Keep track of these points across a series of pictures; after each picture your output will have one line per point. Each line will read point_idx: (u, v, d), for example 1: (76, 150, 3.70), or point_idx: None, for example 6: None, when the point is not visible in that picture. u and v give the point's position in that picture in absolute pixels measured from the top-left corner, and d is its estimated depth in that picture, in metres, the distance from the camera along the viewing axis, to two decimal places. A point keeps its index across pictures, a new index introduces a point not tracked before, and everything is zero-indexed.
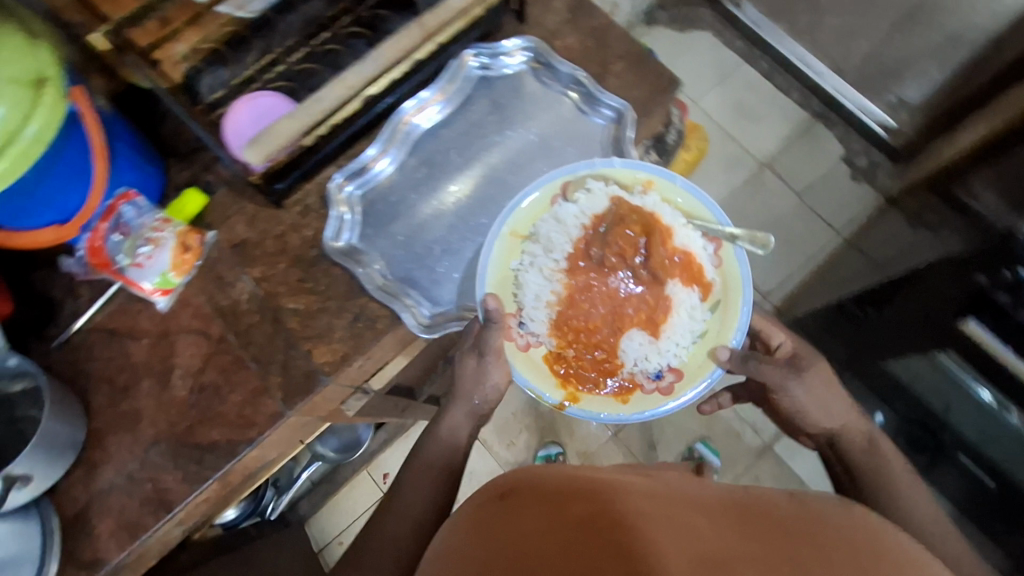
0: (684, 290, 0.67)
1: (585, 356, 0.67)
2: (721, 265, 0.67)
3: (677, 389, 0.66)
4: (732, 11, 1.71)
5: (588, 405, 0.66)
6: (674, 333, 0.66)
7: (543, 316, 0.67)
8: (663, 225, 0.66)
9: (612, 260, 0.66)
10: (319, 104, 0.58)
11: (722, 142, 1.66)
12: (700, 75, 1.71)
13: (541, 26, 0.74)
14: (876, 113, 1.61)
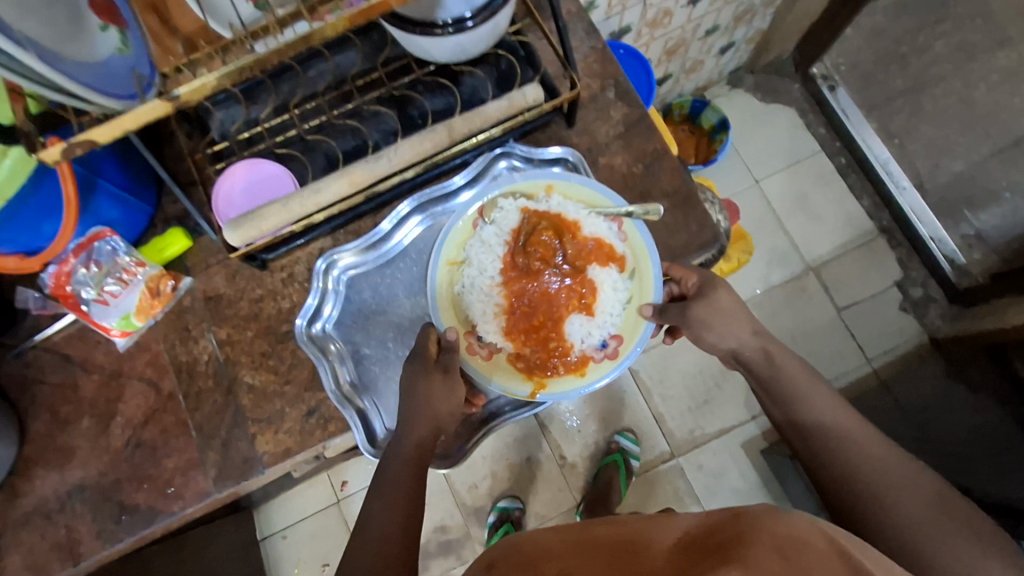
0: (602, 271, 0.62)
1: (537, 355, 0.61)
2: (627, 238, 0.61)
3: (623, 351, 0.61)
4: (825, 93, 1.56)
5: (557, 387, 0.60)
6: (604, 305, 0.61)
7: (494, 325, 0.61)
8: (568, 220, 0.62)
9: (537, 265, 0.62)
10: (317, 196, 0.55)
11: (774, 232, 1.53)
12: (772, 152, 1.58)
13: (590, 134, 0.66)
14: (948, 245, 1.47)
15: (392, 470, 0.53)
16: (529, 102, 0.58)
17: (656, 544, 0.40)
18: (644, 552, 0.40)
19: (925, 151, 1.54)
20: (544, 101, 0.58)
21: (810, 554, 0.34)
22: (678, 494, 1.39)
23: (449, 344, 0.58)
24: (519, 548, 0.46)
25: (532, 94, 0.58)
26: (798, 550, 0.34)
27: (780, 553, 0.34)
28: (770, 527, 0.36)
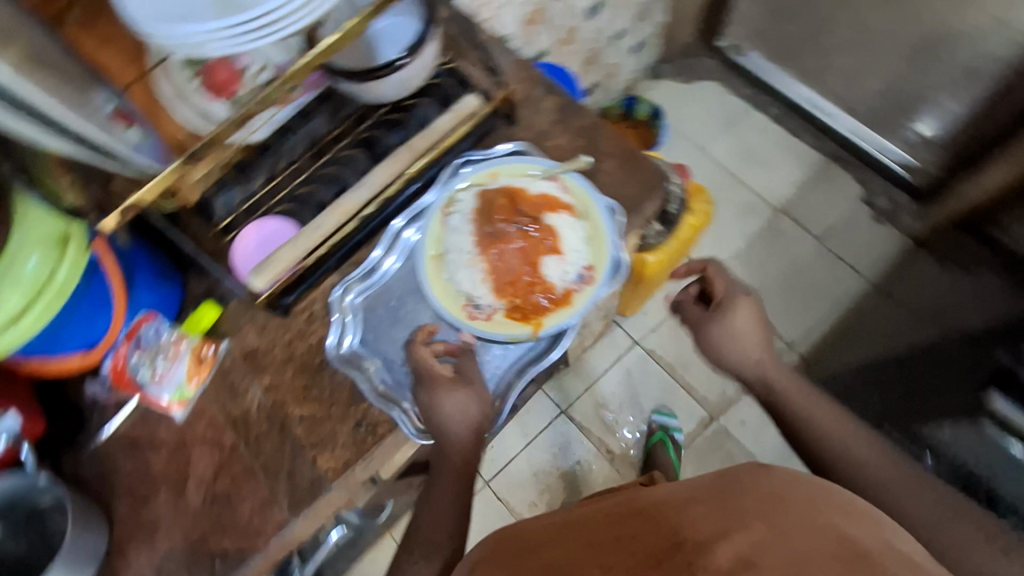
0: (557, 218, 0.70)
1: (529, 300, 0.69)
2: (568, 189, 0.71)
3: (598, 274, 0.68)
4: (736, 59, 1.70)
5: (553, 321, 0.68)
6: (569, 244, 0.69)
7: (484, 289, 0.69)
8: (515, 190, 0.71)
9: (505, 229, 0.70)
10: (318, 230, 0.64)
11: (730, 188, 1.62)
12: (709, 120, 1.69)
13: (531, 126, 0.76)
14: (895, 152, 1.57)
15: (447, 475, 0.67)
16: (472, 108, 0.70)
17: (645, 532, 0.50)
18: (633, 536, 0.50)
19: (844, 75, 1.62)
20: (484, 106, 0.71)
21: (780, 513, 0.47)
22: (728, 455, 1.41)
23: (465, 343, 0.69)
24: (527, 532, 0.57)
25: (473, 101, 0.70)
26: (771, 511, 0.48)
27: (756, 517, 0.47)
28: (748, 493, 0.50)
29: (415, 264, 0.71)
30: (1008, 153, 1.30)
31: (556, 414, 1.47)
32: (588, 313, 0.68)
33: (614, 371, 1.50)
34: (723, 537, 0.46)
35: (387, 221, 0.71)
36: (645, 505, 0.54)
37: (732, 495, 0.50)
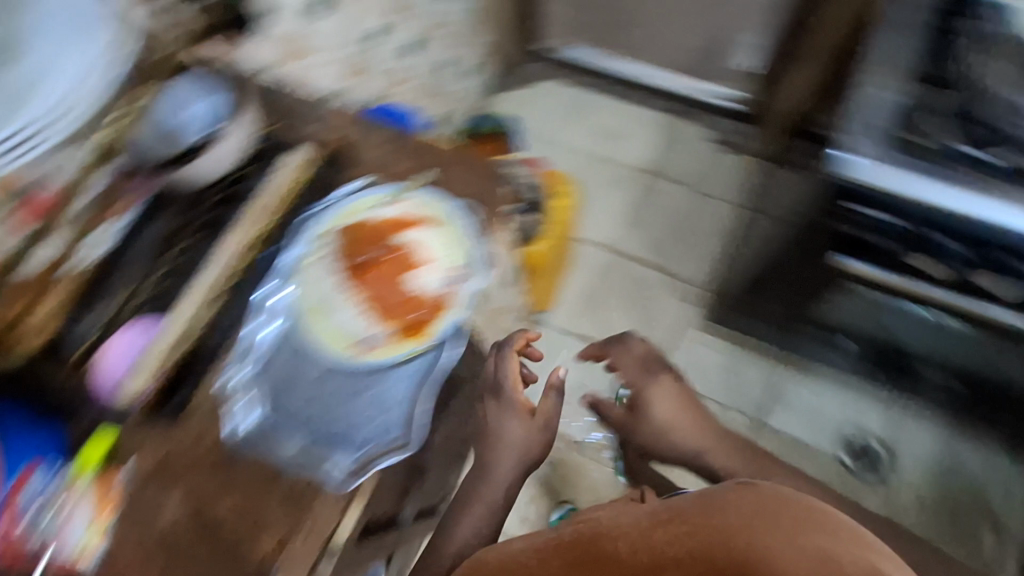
0: (414, 232, 0.73)
1: (413, 317, 0.69)
2: (417, 204, 0.74)
3: (468, 270, 0.71)
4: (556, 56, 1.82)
5: (439, 325, 0.68)
6: (432, 252, 0.72)
7: (364, 320, 0.69)
8: (368, 221, 0.73)
9: (369, 259, 0.72)
10: (182, 313, 0.68)
11: (597, 166, 1.72)
12: (557, 114, 1.79)
13: (372, 159, 0.78)
14: (721, 92, 1.73)
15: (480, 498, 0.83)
16: (302, 160, 0.76)
17: (614, 549, 0.52)
18: (600, 552, 0.53)
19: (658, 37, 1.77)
20: (313, 154, 0.77)
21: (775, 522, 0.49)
22: None
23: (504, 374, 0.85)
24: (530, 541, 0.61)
25: (300, 153, 0.76)
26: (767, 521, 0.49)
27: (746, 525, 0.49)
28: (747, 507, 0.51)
29: (294, 322, 0.70)
30: (799, 67, 1.48)
31: None
32: (469, 308, 0.70)
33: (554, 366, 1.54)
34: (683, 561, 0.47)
35: (247, 295, 0.70)
36: (620, 528, 0.55)
37: (705, 517, 0.51)
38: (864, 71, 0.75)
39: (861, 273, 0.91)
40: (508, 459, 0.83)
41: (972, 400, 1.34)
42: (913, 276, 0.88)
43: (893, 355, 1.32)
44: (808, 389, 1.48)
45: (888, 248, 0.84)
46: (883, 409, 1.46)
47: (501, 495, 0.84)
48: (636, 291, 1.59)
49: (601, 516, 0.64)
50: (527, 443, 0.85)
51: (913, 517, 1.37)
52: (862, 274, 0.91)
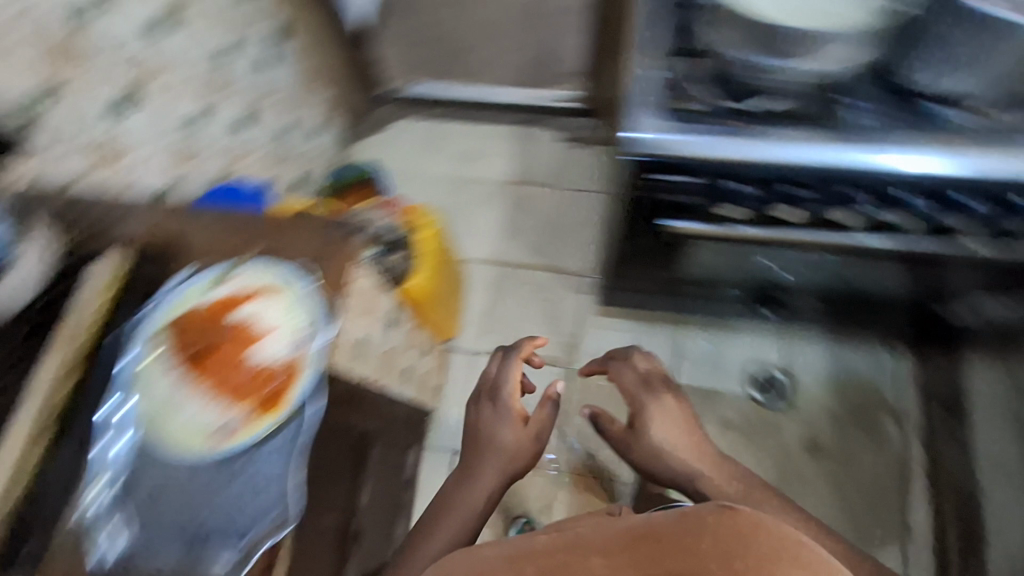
0: (248, 307, 0.71)
1: (268, 390, 0.68)
2: (245, 278, 0.73)
3: (312, 330, 0.71)
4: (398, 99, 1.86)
5: (294, 393, 0.68)
6: (270, 321, 0.71)
7: (214, 411, 0.67)
8: (197, 309, 0.71)
9: (207, 347, 0.69)
10: (12, 458, 0.64)
11: (464, 190, 1.78)
12: (415, 149, 1.83)
13: (191, 247, 0.77)
14: (557, 93, 1.81)
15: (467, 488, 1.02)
16: (113, 268, 0.76)
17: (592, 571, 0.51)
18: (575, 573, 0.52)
19: None
20: (123, 258, 0.76)
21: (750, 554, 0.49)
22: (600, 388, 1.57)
23: (496, 390, 1.14)
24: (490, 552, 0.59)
25: (110, 262, 0.76)
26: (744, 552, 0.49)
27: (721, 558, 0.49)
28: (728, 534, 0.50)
29: (143, 435, 0.66)
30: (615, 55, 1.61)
31: (454, 457, 1.55)
32: (321, 365, 0.70)
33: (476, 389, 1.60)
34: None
35: (90, 419, 0.68)
36: (602, 545, 0.54)
37: (688, 541, 0.51)
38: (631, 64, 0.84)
39: (687, 232, 0.98)
40: (497, 460, 1.04)
41: (850, 310, 1.47)
42: (730, 225, 0.96)
43: (769, 288, 1.44)
44: (706, 339, 1.60)
45: (701, 206, 0.91)
46: (778, 339, 1.58)
47: (480, 504, 1.00)
48: (532, 295, 1.66)
49: (580, 526, 0.62)
50: (517, 449, 1.07)
51: (825, 428, 1.51)
52: (689, 233, 0.98)
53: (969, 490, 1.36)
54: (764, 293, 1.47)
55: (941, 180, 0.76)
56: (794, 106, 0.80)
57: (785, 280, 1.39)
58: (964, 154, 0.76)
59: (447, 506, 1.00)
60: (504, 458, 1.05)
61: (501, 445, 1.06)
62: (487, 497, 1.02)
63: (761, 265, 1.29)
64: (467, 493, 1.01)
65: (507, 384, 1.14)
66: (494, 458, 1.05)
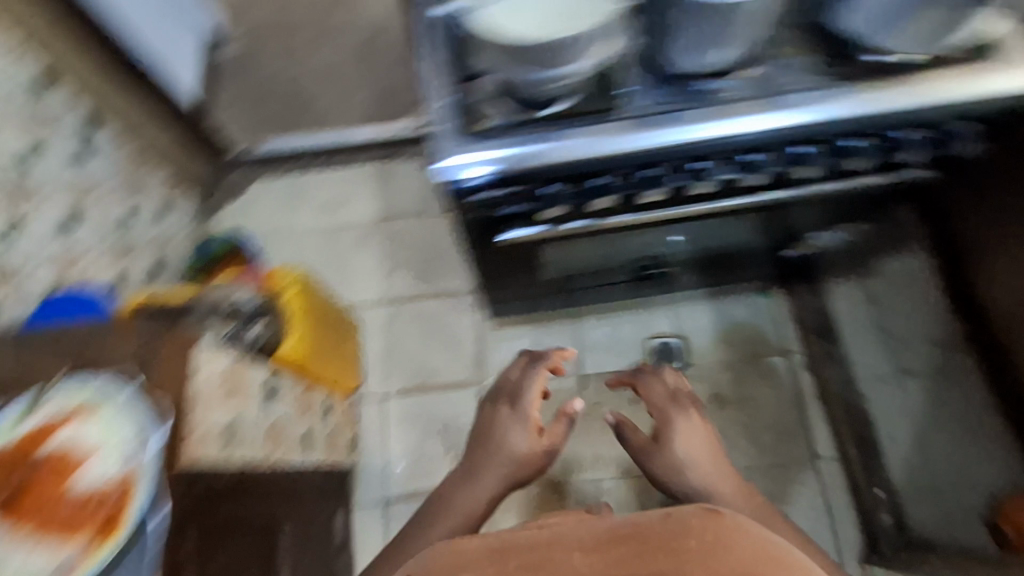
0: (62, 430, 0.71)
1: (99, 509, 0.67)
2: (57, 403, 0.74)
3: (138, 433, 0.73)
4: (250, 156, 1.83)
5: (127, 503, 0.68)
6: (89, 436, 0.71)
7: (38, 548, 0.65)
8: (8, 449, 0.70)
9: (20, 485, 0.68)
10: None
11: (337, 237, 1.77)
12: (277, 208, 1.80)
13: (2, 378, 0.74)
14: (407, 125, 1.83)
15: (462, 492, 1.00)
16: None
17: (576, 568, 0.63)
18: (559, 567, 0.63)
19: (334, 102, 1.86)
20: None
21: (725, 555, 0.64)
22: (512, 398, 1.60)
23: (517, 398, 1.10)
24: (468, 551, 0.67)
25: None
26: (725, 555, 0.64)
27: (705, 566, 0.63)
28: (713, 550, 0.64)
29: None
30: None
31: (385, 510, 1.51)
32: (154, 466, 0.71)
33: (394, 432, 1.58)
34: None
35: None
36: (578, 541, 0.65)
37: (675, 542, 0.64)
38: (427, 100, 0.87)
39: (523, 237, 1.01)
40: (501, 463, 1.02)
41: (721, 269, 1.54)
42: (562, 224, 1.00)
43: (646, 266, 1.48)
44: (601, 324, 1.69)
45: (525, 213, 0.94)
46: (666, 307, 1.68)
47: (481, 504, 0.98)
48: (433, 322, 1.68)
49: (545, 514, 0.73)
50: (529, 457, 1.04)
51: (724, 381, 1.63)
52: (525, 238, 1.01)
53: (855, 405, 1.49)
54: (640, 270, 1.50)
55: (713, 141, 0.82)
56: (578, 102, 0.84)
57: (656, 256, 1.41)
58: (727, 116, 0.82)
59: (445, 506, 0.98)
60: (512, 463, 1.03)
61: (513, 452, 1.02)
62: (489, 497, 1.00)
63: (626, 249, 1.35)
64: (467, 495, 0.99)
65: (530, 394, 1.09)
66: (496, 454, 1.03)
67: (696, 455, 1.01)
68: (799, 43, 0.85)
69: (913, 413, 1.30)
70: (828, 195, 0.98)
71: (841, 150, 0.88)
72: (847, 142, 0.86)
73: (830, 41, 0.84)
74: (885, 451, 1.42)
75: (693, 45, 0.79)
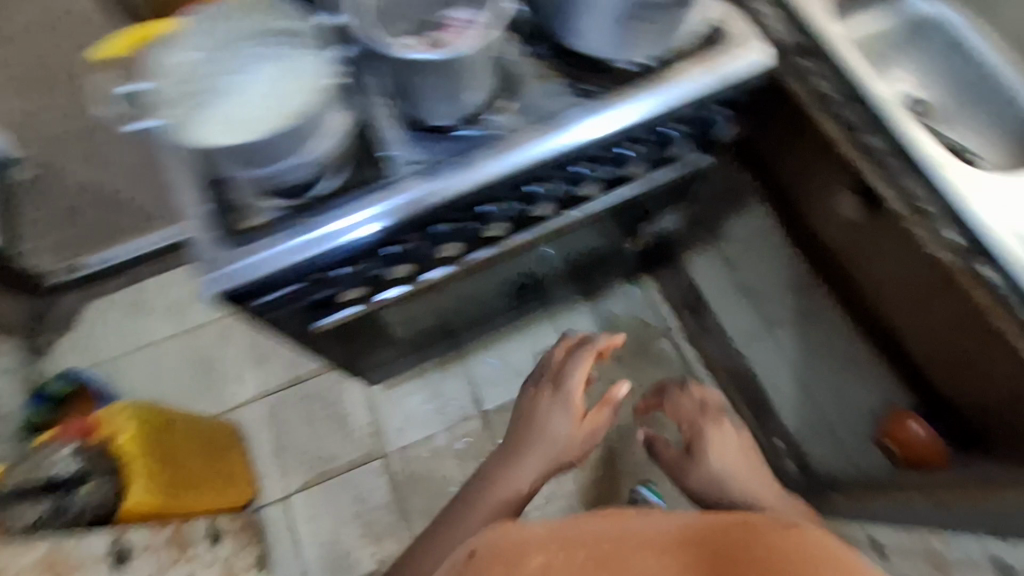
0: None
1: None
2: None
3: None
4: (73, 280, 1.66)
5: None
6: None
7: None
8: None
9: None
10: None
11: (197, 341, 1.66)
12: (124, 330, 1.67)
13: None
14: None
15: (500, 480, 1.03)
16: None
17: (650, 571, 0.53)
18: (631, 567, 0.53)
19: (149, 195, 1.67)
20: None
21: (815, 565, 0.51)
22: (420, 455, 1.56)
23: (561, 380, 1.08)
24: (502, 542, 0.58)
25: None
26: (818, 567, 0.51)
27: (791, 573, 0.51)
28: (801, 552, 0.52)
29: None
30: None
31: None
32: None
33: (305, 527, 1.50)
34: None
35: None
36: (652, 544, 0.56)
37: (748, 547, 0.54)
38: (183, 220, 0.75)
39: (346, 318, 0.94)
40: (543, 448, 1.04)
41: (589, 273, 1.55)
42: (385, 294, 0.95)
43: (516, 293, 1.46)
44: (490, 354, 1.66)
45: (333, 299, 0.87)
46: (548, 321, 1.70)
47: (522, 488, 1.03)
48: (319, 402, 1.60)
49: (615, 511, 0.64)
50: (571, 441, 1.05)
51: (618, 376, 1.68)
52: (349, 318, 0.94)
53: (739, 367, 1.56)
54: (516, 294, 1.47)
55: (491, 186, 0.80)
56: (344, 180, 0.77)
57: (524, 279, 1.38)
58: (499, 159, 0.78)
59: (490, 483, 1.04)
60: (554, 454, 1.05)
61: (557, 437, 1.04)
62: (529, 484, 1.04)
63: (485, 288, 1.31)
64: (511, 475, 1.03)
65: (574, 378, 1.08)
66: (535, 444, 1.04)
67: (734, 464, 1.07)
68: (552, 67, 0.82)
69: (785, 360, 1.39)
70: (634, 196, 0.99)
71: (620, 158, 0.89)
72: (622, 149, 0.87)
73: (569, 61, 0.82)
74: (774, 403, 1.50)
75: (434, 100, 0.75)
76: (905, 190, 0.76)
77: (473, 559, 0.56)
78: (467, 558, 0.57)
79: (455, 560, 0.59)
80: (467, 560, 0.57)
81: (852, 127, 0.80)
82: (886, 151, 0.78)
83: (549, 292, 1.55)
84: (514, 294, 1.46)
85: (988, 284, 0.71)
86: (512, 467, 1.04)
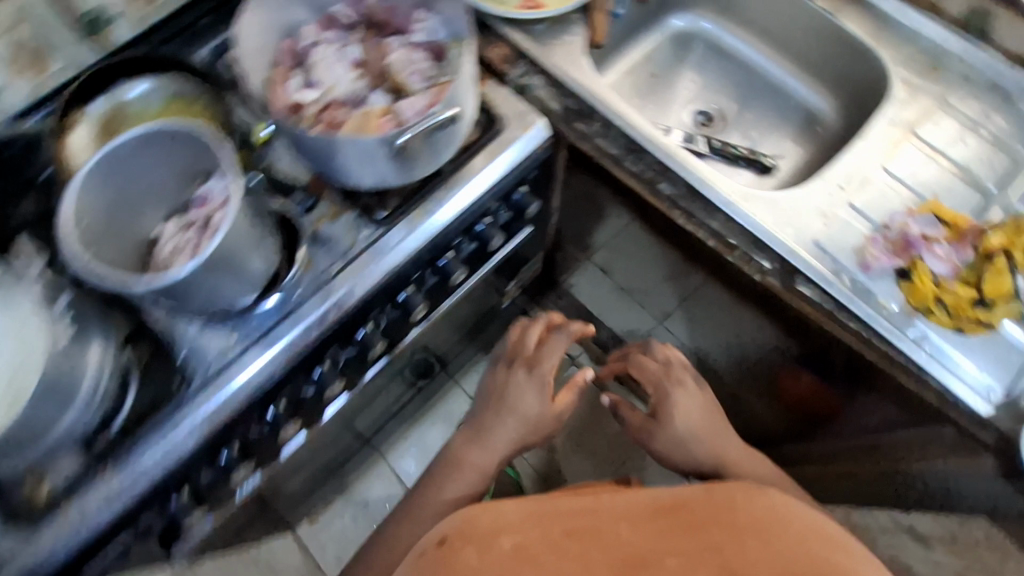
0: None
1: None
2: None
3: None
4: None
5: None
6: None
7: None
8: None
9: None
10: None
11: None
12: None
13: None
14: None
15: (454, 470, 0.84)
16: None
17: (624, 539, 0.58)
18: (610, 542, 0.58)
19: None
20: None
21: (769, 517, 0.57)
22: None
23: (531, 352, 0.90)
24: (475, 525, 0.60)
25: None
26: (769, 524, 0.57)
27: (757, 528, 0.57)
28: (760, 507, 0.58)
29: None
30: None
31: None
32: None
33: None
34: (679, 563, 0.55)
35: None
36: (623, 513, 0.60)
37: (722, 510, 0.58)
38: None
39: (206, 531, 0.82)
40: (511, 426, 0.86)
41: (484, 335, 1.51)
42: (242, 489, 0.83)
43: (414, 384, 1.40)
44: (411, 444, 1.58)
45: (178, 525, 0.76)
46: (460, 387, 1.64)
47: (490, 463, 0.85)
48: (239, 564, 1.44)
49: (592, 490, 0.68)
50: (544, 419, 0.88)
51: None
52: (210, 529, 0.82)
53: None
54: (415, 384, 1.40)
55: (304, 354, 0.74)
56: (146, 403, 0.69)
57: (414, 372, 1.32)
58: (312, 320, 0.74)
59: (456, 463, 0.85)
60: (523, 437, 0.87)
61: (531, 415, 0.86)
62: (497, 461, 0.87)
63: (378, 397, 1.24)
64: (479, 456, 0.85)
65: (553, 361, 0.89)
66: (497, 420, 0.86)
67: (704, 431, 0.89)
68: (341, 202, 0.78)
69: None
70: (481, 280, 0.95)
71: (440, 273, 0.85)
72: (439, 263, 0.83)
73: (353, 196, 0.78)
74: None
75: (223, 293, 0.68)
76: (720, 225, 0.76)
77: (452, 546, 0.59)
78: (435, 546, 0.59)
79: (425, 543, 0.61)
80: (443, 547, 0.59)
81: (651, 174, 0.79)
82: (688, 191, 0.78)
83: (453, 364, 1.50)
84: (418, 382, 1.41)
85: (813, 299, 0.71)
86: (468, 451, 0.85)
